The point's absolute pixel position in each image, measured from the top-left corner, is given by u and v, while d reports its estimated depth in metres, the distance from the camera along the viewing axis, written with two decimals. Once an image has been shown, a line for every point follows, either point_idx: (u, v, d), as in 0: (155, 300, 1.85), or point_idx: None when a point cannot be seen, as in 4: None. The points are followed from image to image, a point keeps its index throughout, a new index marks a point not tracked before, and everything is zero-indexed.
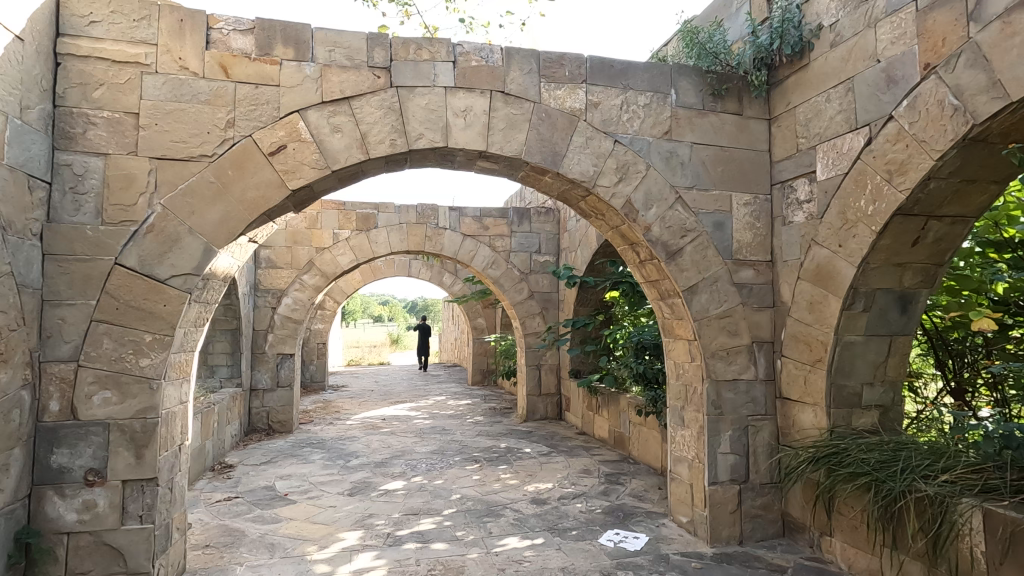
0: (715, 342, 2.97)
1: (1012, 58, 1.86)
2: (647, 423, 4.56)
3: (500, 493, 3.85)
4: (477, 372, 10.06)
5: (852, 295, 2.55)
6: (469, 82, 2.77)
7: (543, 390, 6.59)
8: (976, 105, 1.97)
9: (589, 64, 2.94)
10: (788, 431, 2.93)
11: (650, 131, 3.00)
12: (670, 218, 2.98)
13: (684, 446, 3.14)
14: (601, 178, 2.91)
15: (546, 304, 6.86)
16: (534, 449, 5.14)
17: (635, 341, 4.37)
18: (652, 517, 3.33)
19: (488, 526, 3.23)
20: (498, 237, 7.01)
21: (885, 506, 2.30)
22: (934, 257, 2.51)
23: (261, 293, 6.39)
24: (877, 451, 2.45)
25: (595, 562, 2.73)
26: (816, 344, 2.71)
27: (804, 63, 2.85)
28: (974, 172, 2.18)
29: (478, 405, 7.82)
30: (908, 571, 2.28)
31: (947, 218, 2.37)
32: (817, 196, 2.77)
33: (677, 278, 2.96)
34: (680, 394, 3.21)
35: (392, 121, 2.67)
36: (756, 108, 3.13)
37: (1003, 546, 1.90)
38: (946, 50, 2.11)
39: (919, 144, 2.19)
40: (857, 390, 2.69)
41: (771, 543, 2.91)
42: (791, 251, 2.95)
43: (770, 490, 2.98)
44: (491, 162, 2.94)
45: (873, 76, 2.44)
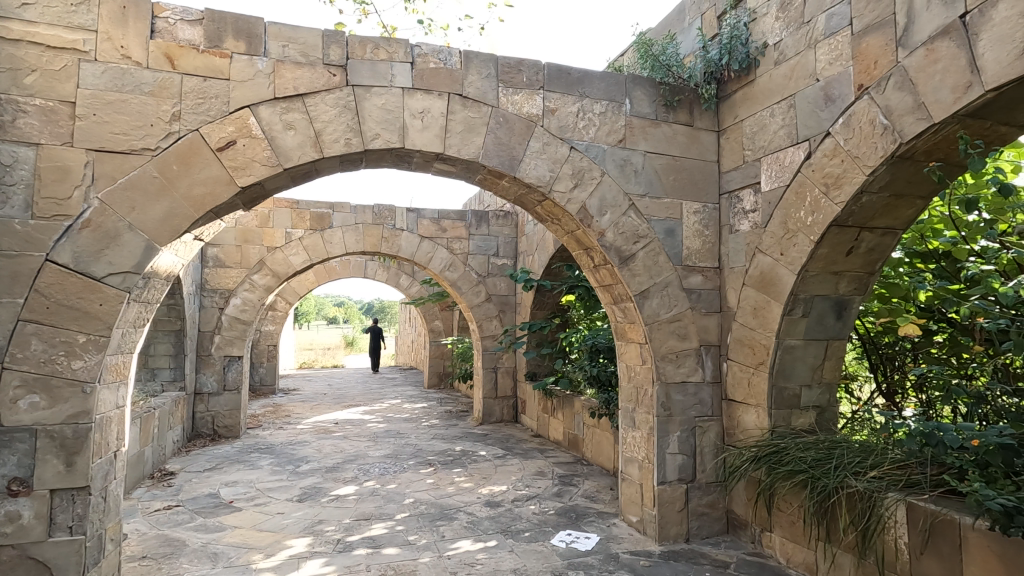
0: (665, 345, 3.06)
1: (935, 83, 2.00)
2: (600, 425, 4.63)
3: (454, 497, 3.83)
4: (434, 375, 9.99)
5: (792, 301, 2.68)
6: (427, 84, 2.76)
7: (499, 393, 6.60)
8: (903, 125, 2.11)
9: (547, 71, 2.98)
10: (733, 431, 3.05)
11: (605, 138, 3.07)
12: (624, 224, 3.06)
13: (635, 447, 3.22)
14: (557, 184, 2.96)
15: (503, 307, 6.87)
16: (489, 452, 5.14)
17: (591, 344, 4.53)
18: (603, 517, 3.39)
19: (441, 530, 3.22)
20: (456, 239, 6.99)
21: (819, 501, 2.42)
22: (866, 266, 2.66)
23: (207, 293, 6.15)
24: (813, 449, 2.57)
25: (547, 563, 2.76)
26: (759, 347, 2.83)
27: (750, 79, 2.98)
28: (902, 187, 2.34)
29: (434, 408, 7.76)
30: (840, 563, 2.42)
31: (878, 230, 2.52)
32: (762, 206, 2.90)
33: (629, 283, 3.04)
34: (632, 396, 3.29)
35: (347, 120, 2.63)
36: (706, 120, 3.25)
37: (924, 537, 2.06)
38: (878, 72, 2.25)
39: (853, 159, 2.33)
40: (796, 392, 2.83)
41: (715, 540, 3.02)
42: (737, 258, 3.07)
43: (716, 489, 3.09)
44: (448, 164, 2.94)
45: (812, 94, 2.57)
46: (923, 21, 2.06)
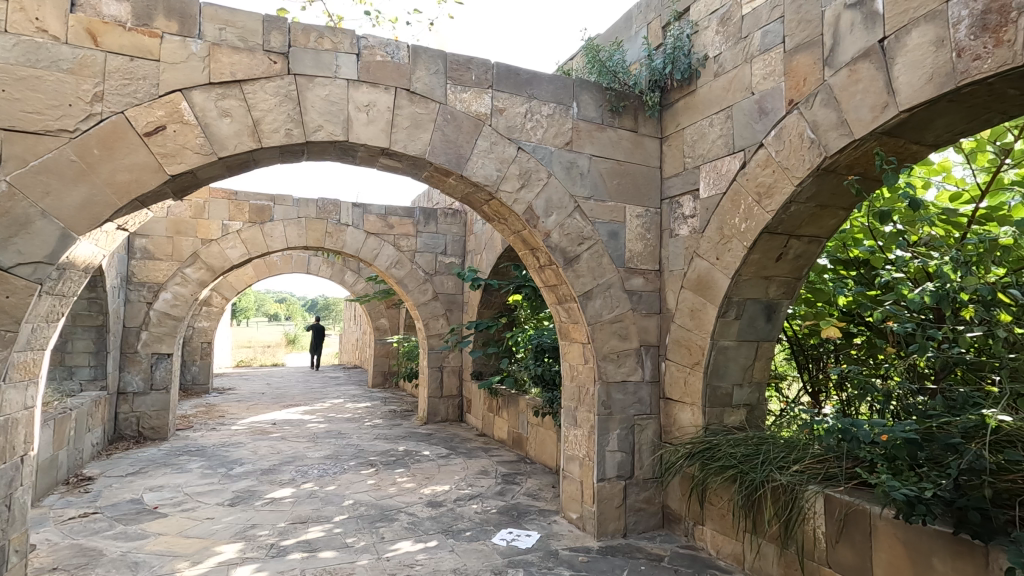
0: (607, 345, 3.13)
1: (856, 102, 2.15)
2: (544, 424, 4.68)
3: (395, 497, 3.77)
4: (378, 374, 9.81)
5: (726, 303, 2.80)
6: (374, 77, 2.70)
7: (444, 392, 6.55)
8: (828, 140, 2.25)
9: (496, 71, 2.98)
10: (669, 429, 3.15)
11: (552, 140, 3.11)
12: (569, 225, 3.11)
13: (576, 445, 3.27)
14: (504, 183, 2.97)
15: (450, 306, 6.81)
16: (433, 451, 5.10)
17: (536, 343, 4.57)
18: (544, 514, 3.43)
19: (381, 531, 3.16)
20: (403, 236, 6.88)
21: (747, 495, 2.54)
22: (794, 272, 2.81)
23: (134, 286, 5.79)
24: (743, 445, 2.69)
25: (487, 562, 2.77)
26: (695, 348, 2.95)
27: (691, 89, 3.09)
28: (827, 199, 2.49)
29: (377, 407, 7.62)
30: (764, 553, 2.55)
31: (804, 237, 2.67)
32: (700, 212, 3.02)
33: (573, 283, 3.09)
34: (574, 395, 3.34)
35: (288, 110, 2.54)
36: (650, 127, 3.35)
37: (839, 526, 2.20)
38: (806, 89, 2.38)
39: (783, 170, 2.45)
40: (729, 390, 2.96)
41: (651, 534, 3.11)
42: (676, 261, 3.18)
43: (652, 485, 3.19)
44: (394, 160, 2.89)
45: (748, 106, 2.70)
46: (847, 43, 2.20)
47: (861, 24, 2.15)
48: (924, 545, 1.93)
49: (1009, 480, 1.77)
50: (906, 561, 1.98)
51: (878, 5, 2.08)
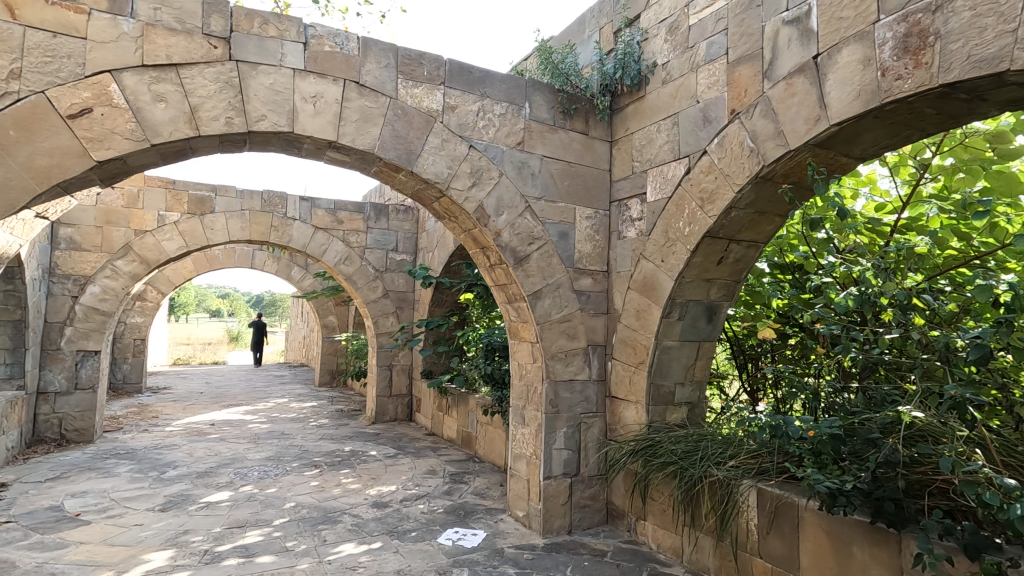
0: (555, 344, 3.16)
1: (791, 114, 2.25)
2: (493, 422, 4.69)
3: (339, 499, 3.69)
4: (325, 373, 9.58)
5: (670, 304, 2.89)
6: (322, 67, 2.63)
7: (393, 391, 6.46)
8: (766, 149, 2.35)
9: (448, 67, 2.96)
10: (614, 427, 3.22)
11: (503, 140, 3.11)
12: (519, 225, 3.12)
13: (524, 444, 3.29)
14: (454, 181, 2.95)
15: (401, 303, 6.71)
16: (380, 451, 5.02)
17: (486, 342, 4.57)
18: (491, 513, 3.44)
19: (323, 534, 3.08)
20: (352, 232, 6.72)
21: (687, 490, 2.62)
22: (734, 275, 2.92)
23: (58, 278, 5.42)
24: (683, 442, 2.78)
25: (432, 562, 2.75)
26: (640, 348, 3.02)
27: (640, 94, 3.17)
28: (765, 205, 2.60)
29: (324, 407, 7.44)
30: (701, 545, 2.64)
31: (743, 242, 2.78)
32: (646, 215, 3.09)
33: (523, 283, 3.11)
34: (522, 394, 3.36)
35: (228, 98, 2.43)
36: (600, 130, 3.41)
37: (770, 518, 2.31)
38: (747, 100, 2.48)
39: (725, 177, 2.55)
40: (671, 389, 3.05)
41: (595, 530, 3.17)
42: (623, 263, 3.26)
43: (597, 482, 3.25)
44: (342, 154, 2.82)
45: (693, 114, 2.78)
46: (785, 58, 2.31)
47: (797, 40, 2.26)
48: (845, 534, 2.05)
49: (919, 472, 1.91)
50: (829, 549, 2.10)
51: (813, 23, 2.19)
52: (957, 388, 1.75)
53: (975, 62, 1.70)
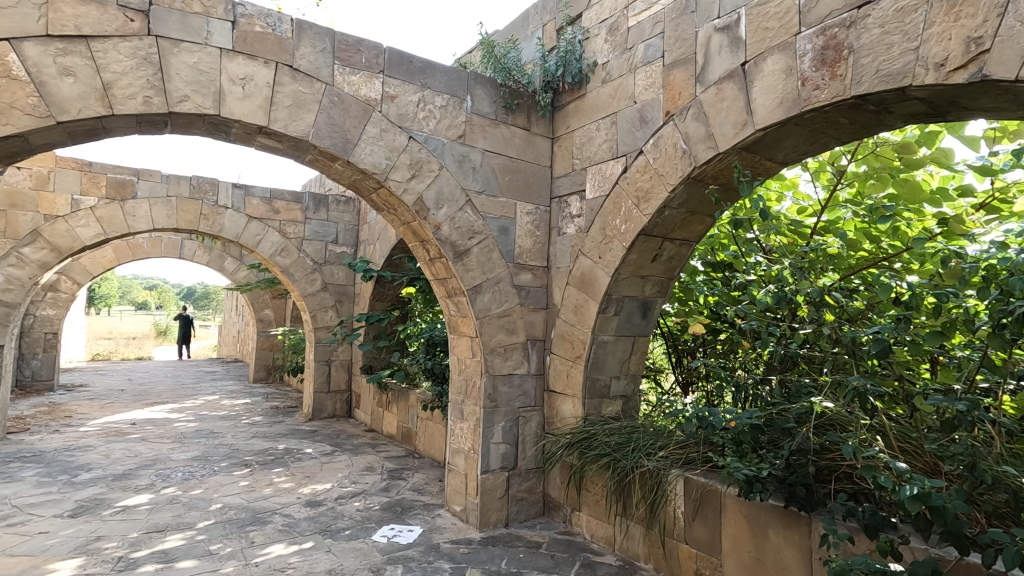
0: (494, 339, 3.17)
1: (720, 118, 2.34)
2: (433, 417, 4.66)
3: (270, 498, 3.56)
4: (260, 368, 9.24)
5: (606, 300, 2.96)
6: (252, 49, 2.51)
7: (331, 387, 6.29)
8: (698, 151, 2.43)
9: (387, 56, 2.90)
10: (552, 420, 3.27)
11: (444, 132, 3.08)
12: (459, 219, 3.10)
13: (462, 438, 3.29)
14: (392, 172, 2.89)
15: (340, 297, 6.50)
16: (316, 449, 4.88)
17: (427, 337, 4.52)
18: (429, 509, 3.41)
19: (250, 535, 2.96)
20: (289, 222, 6.45)
21: (619, 480, 2.70)
22: (668, 272, 3.02)
23: None
24: (616, 434, 2.85)
25: (365, 560, 2.69)
26: (578, 342, 3.08)
27: (581, 93, 3.21)
28: (696, 205, 2.69)
29: (258, 404, 7.15)
30: (632, 533, 2.73)
31: (677, 240, 2.88)
32: (586, 212, 3.15)
33: (462, 277, 3.10)
34: (461, 389, 3.35)
35: (147, 75, 2.28)
36: (542, 126, 3.43)
37: (695, 505, 2.41)
38: (681, 102, 2.56)
39: (660, 177, 2.62)
40: (607, 382, 3.13)
41: (531, 523, 3.20)
42: (563, 259, 3.30)
43: (534, 475, 3.29)
44: (273, 140, 2.70)
45: (630, 114, 2.85)
46: (716, 63, 2.40)
47: (728, 47, 2.35)
48: (762, 518, 2.17)
49: (829, 458, 2.05)
50: (748, 533, 2.21)
51: (742, 31, 2.29)
52: (860, 379, 1.87)
53: (883, 77, 1.82)
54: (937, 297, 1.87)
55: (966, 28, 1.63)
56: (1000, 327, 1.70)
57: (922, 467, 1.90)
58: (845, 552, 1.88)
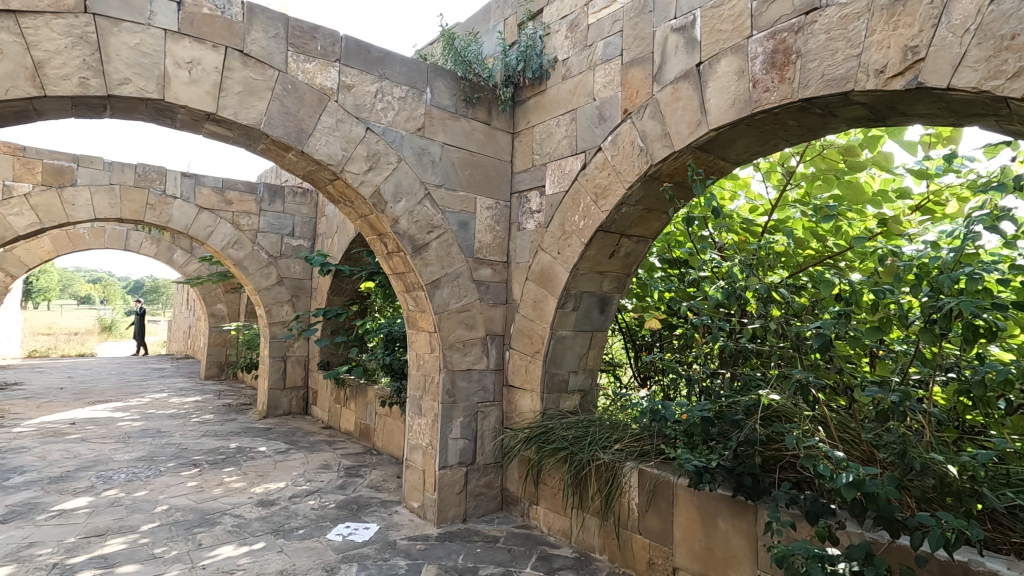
0: (453, 334, 3.15)
1: (676, 117, 2.39)
2: (392, 413, 4.61)
3: (219, 499, 3.44)
4: (213, 365, 8.93)
5: (565, 296, 2.98)
6: (199, 31, 2.40)
7: (287, 383, 6.13)
8: (654, 150, 2.48)
9: (344, 44, 2.83)
10: (511, 415, 3.28)
11: (403, 124, 3.03)
12: (418, 213, 3.06)
13: (420, 434, 3.26)
14: (349, 164, 2.83)
15: (297, 292, 6.33)
16: (270, 447, 4.75)
17: (386, 332, 4.46)
18: (386, 505, 3.38)
19: (198, 537, 2.86)
20: (243, 214, 6.22)
21: (576, 473, 2.73)
22: (625, 268, 3.07)
23: None
24: (574, 428, 2.88)
25: (319, 559, 2.64)
26: (536, 337, 3.10)
27: (542, 89, 3.22)
28: (652, 202, 2.74)
29: (210, 401, 6.91)
30: (588, 525, 2.77)
31: (633, 237, 2.92)
32: (545, 208, 3.16)
33: (421, 272, 3.06)
34: (419, 385, 3.32)
35: (83, 55, 2.15)
36: (502, 121, 3.43)
37: (649, 496, 2.46)
38: (638, 101, 2.59)
39: (618, 174, 2.65)
40: (565, 377, 3.16)
41: (489, 517, 3.21)
42: (522, 254, 3.31)
43: (492, 469, 3.29)
44: (223, 128, 2.60)
45: (589, 111, 2.87)
46: (672, 63, 2.44)
47: (683, 48, 2.39)
48: (711, 508, 2.23)
49: (774, 449, 2.13)
50: (699, 522, 2.27)
51: (697, 32, 2.33)
52: (803, 372, 1.94)
53: (828, 81, 1.89)
54: (875, 294, 1.96)
55: (904, 37, 1.71)
56: (931, 323, 1.80)
57: (859, 455, 2.00)
58: (787, 538, 1.97)
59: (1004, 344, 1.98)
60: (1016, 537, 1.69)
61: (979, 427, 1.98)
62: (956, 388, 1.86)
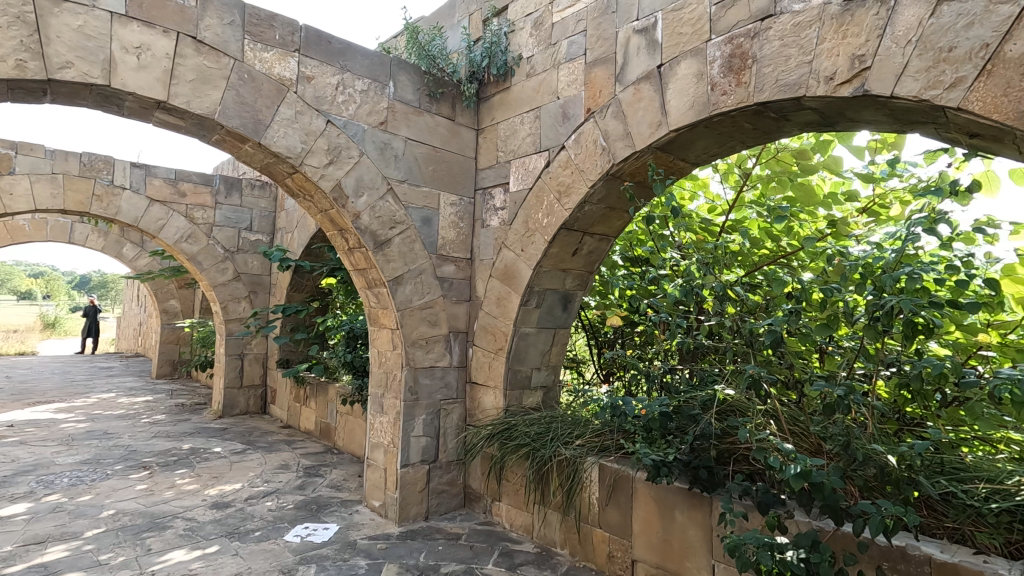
0: (416, 332, 3.13)
1: (637, 118, 2.42)
2: (353, 412, 4.53)
3: (171, 502, 3.32)
4: (165, 363, 8.60)
5: (528, 293, 2.99)
6: (148, 16, 2.30)
7: (244, 382, 5.96)
8: (616, 149, 2.51)
9: (304, 34, 2.76)
10: (474, 412, 3.28)
11: (365, 118, 2.98)
12: (380, 209, 3.02)
13: (381, 432, 3.22)
14: (308, 157, 2.76)
15: (255, 288, 6.15)
16: (226, 447, 4.60)
17: (347, 329, 4.39)
18: (346, 505, 3.33)
19: (147, 542, 2.76)
20: (197, 207, 6.00)
21: (538, 469, 2.75)
22: (588, 266, 3.10)
23: None
24: (536, 424, 2.90)
25: (276, 562, 2.58)
26: (499, 334, 3.10)
27: (506, 85, 3.22)
28: (614, 201, 2.77)
29: (162, 401, 6.65)
30: (549, 521, 2.80)
31: (596, 235, 2.96)
32: (509, 205, 3.16)
33: (383, 268, 3.02)
34: (381, 382, 3.27)
35: (20, 36, 2.04)
36: (466, 117, 3.41)
37: (609, 491, 2.51)
38: (601, 100, 2.62)
39: (580, 173, 2.68)
40: (528, 373, 3.18)
41: (451, 515, 3.20)
42: (486, 251, 3.31)
43: (455, 467, 3.28)
44: (174, 117, 2.50)
45: (553, 109, 2.89)
46: (634, 64, 2.47)
47: (645, 49, 2.43)
48: (669, 501, 2.29)
49: (729, 442, 2.20)
50: (657, 515, 2.33)
51: (658, 35, 2.37)
52: (756, 367, 2.01)
53: (781, 86, 1.96)
54: (824, 293, 2.04)
55: (852, 46, 1.78)
56: (874, 320, 1.88)
57: (808, 448, 2.09)
58: (740, 528, 2.04)
59: (941, 340, 2.09)
60: (949, 522, 1.79)
61: (917, 419, 2.08)
62: (897, 382, 1.96)
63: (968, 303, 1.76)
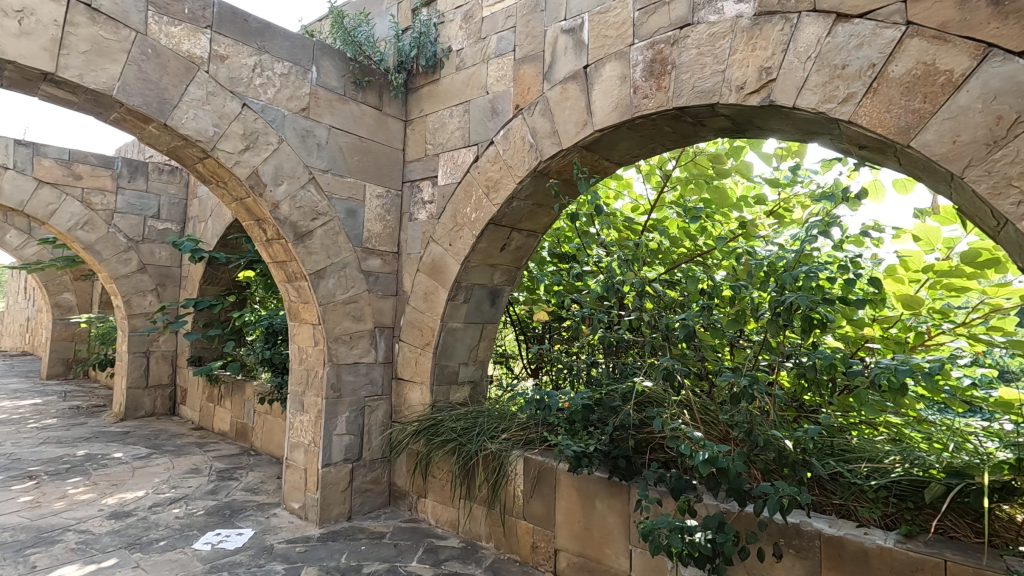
0: (339, 327, 3.03)
1: (564, 116, 2.46)
2: (272, 411, 4.33)
3: (61, 514, 3.03)
4: (57, 362, 7.83)
5: (456, 288, 2.98)
6: None
7: (150, 382, 5.54)
8: (544, 146, 2.54)
9: (216, 10, 2.59)
10: (400, 408, 3.22)
11: (285, 103, 2.84)
12: (301, 199, 2.89)
13: (302, 432, 3.09)
14: (222, 142, 2.60)
15: (162, 281, 5.71)
16: (127, 452, 4.26)
17: (266, 325, 4.18)
18: (263, 508, 3.18)
19: (31, 559, 2.50)
20: (96, 191, 5.50)
21: (464, 464, 2.75)
22: (516, 262, 3.13)
23: None
24: (463, 419, 2.89)
25: (182, 572, 2.42)
26: (426, 330, 3.07)
27: (435, 77, 3.17)
28: (541, 198, 2.81)
29: (53, 404, 6.05)
30: (475, 515, 2.81)
31: (523, 231, 2.99)
32: (437, 199, 3.12)
33: (304, 261, 2.90)
34: (301, 379, 3.14)
35: None
36: (394, 108, 3.33)
37: (533, 483, 2.55)
38: (530, 97, 2.65)
39: (508, 168, 2.69)
40: (455, 368, 3.16)
41: (375, 514, 3.13)
42: (413, 245, 3.25)
43: (380, 464, 3.22)
44: (64, 91, 2.27)
45: (482, 104, 2.88)
46: (561, 63, 2.51)
47: (572, 50, 2.47)
48: (591, 490, 2.35)
49: (647, 433, 2.30)
50: (579, 505, 2.39)
51: (585, 36, 2.42)
52: (671, 360, 2.11)
53: (698, 93, 2.05)
54: (734, 289, 2.17)
55: (760, 58, 1.90)
56: (777, 315, 2.03)
57: (717, 435, 2.22)
58: (655, 513, 2.14)
59: (834, 333, 2.28)
60: (836, 499, 1.96)
61: (813, 405, 2.27)
62: (796, 373, 2.12)
63: (856, 300, 1.93)
